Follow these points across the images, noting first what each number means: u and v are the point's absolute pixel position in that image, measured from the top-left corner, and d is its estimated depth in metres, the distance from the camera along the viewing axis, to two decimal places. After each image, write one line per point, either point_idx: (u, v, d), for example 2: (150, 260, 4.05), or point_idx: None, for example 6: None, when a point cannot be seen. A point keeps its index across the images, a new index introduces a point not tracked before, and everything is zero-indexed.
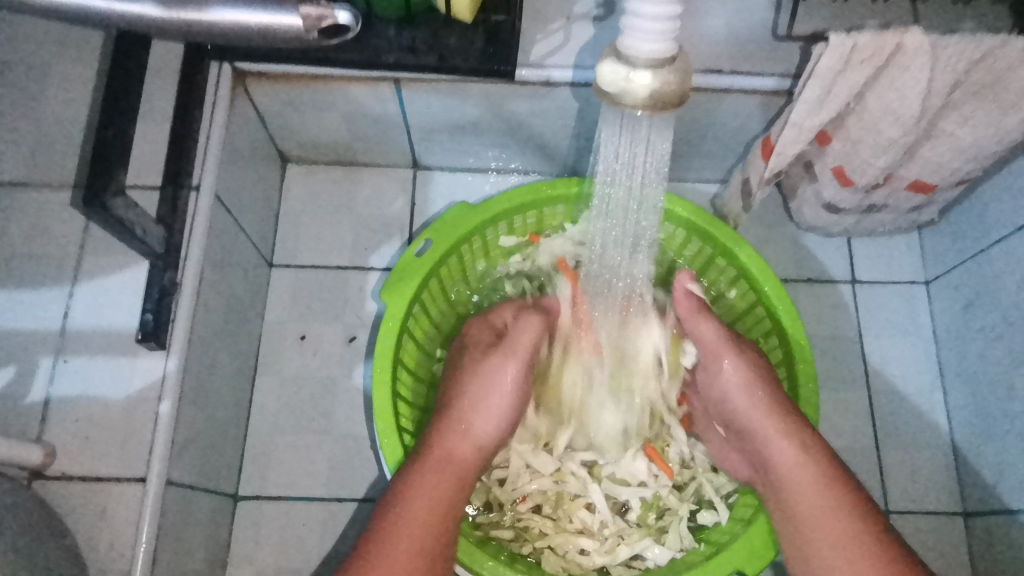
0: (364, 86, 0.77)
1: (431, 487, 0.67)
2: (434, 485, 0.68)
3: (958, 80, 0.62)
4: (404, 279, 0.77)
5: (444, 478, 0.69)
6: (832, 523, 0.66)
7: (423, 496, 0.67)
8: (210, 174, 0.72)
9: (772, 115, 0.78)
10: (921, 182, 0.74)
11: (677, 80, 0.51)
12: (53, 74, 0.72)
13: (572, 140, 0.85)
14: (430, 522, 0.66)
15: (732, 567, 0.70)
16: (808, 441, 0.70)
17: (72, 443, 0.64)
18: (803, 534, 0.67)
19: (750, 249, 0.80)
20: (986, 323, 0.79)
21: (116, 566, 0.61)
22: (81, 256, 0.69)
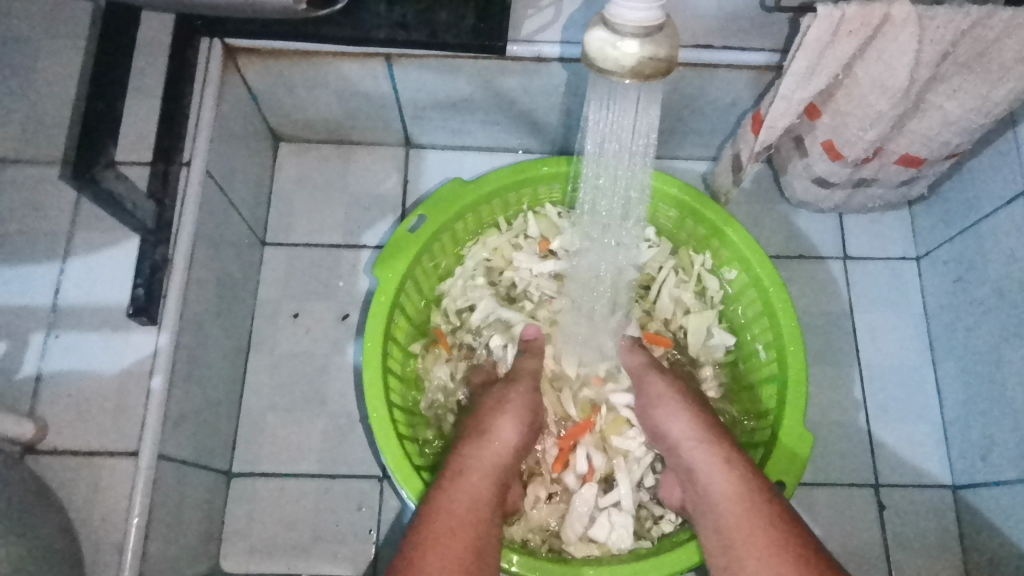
0: (355, 63, 0.77)
1: (459, 490, 0.67)
2: (467, 483, 0.68)
3: (945, 52, 0.62)
4: (396, 254, 0.78)
5: (472, 483, 0.68)
6: (750, 533, 0.64)
7: (453, 506, 0.65)
8: (201, 150, 0.72)
9: (762, 91, 0.78)
10: (911, 156, 0.74)
11: (664, 47, 0.51)
12: (42, 49, 0.72)
13: (563, 117, 0.85)
14: (474, 510, 0.66)
15: None
16: (734, 467, 0.69)
17: (64, 417, 0.64)
18: (728, 548, 0.65)
19: (740, 228, 0.80)
20: (976, 298, 0.79)
21: (108, 539, 0.62)
22: (73, 232, 0.69)
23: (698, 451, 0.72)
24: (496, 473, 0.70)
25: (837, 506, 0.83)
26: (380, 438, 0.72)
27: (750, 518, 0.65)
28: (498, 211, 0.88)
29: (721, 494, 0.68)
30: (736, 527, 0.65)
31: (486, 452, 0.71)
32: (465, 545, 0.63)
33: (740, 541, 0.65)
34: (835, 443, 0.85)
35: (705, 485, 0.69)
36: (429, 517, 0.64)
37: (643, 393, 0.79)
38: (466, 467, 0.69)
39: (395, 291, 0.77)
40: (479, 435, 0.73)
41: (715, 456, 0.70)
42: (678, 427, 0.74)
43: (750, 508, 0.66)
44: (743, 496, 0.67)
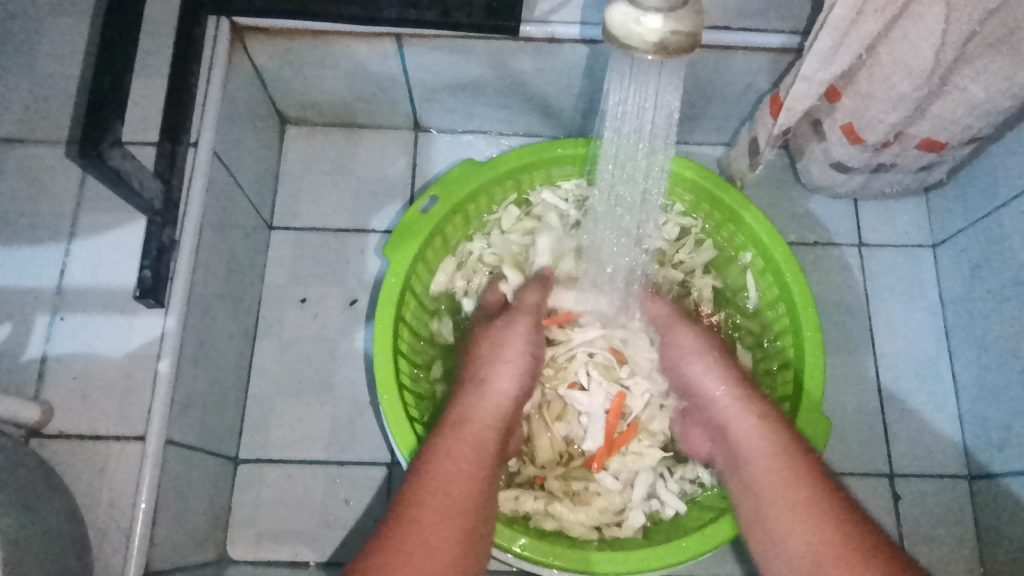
0: (364, 42, 0.76)
1: (458, 446, 0.65)
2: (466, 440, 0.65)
3: (972, 32, 0.59)
4: (409, 234, 0.76)
5: (470, 439, 0.66)
6: (791, 512, 0.61)
7: (443, 470, 0.62)
8: (208, 129, 0.71)
9: (781, 74, 0.76)
10: (931, 141, 0.73)
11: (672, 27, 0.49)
12: (47, 28, 0.71)
13: (577, 100, 0.84)
14: (457, 490, 0.61)
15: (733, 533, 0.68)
16: (772, 419, 0.68)
17: (69, 400, 0.63)
18: (771, 527, 0.62)
19: (755, 211, 0.79)
20: (994, 285, 0.78)
21: (116, 524, 0.61)
22: (78, 213, 0.68)
23: (733, 409, 0.70)
24: (495, 425, 0.69)
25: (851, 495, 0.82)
26: (389, 417, 0.71)
27: (779, 471, 0.64)
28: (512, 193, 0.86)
29: (756, 446, 0.67)
30: (771, 482, 0.64)
31: (487, 405, 0.70)
32: (455, 508, 0.60)
33: (776, 499, 0.63)
34: (848, 432, 0.84)
35: (740, 440, 0.68)
36: (422, 490, 0.60)
37: (676, 347, 0.79)
38: (466, 418, 0.68)
39: (407, 273, 0.76)
40: (478, 385, 0.72)
41: (752, 412, 0.69)
42: (714, 382, 0.73)
43: (773, 439, 0.66)
44: (788, 458, 0.64)
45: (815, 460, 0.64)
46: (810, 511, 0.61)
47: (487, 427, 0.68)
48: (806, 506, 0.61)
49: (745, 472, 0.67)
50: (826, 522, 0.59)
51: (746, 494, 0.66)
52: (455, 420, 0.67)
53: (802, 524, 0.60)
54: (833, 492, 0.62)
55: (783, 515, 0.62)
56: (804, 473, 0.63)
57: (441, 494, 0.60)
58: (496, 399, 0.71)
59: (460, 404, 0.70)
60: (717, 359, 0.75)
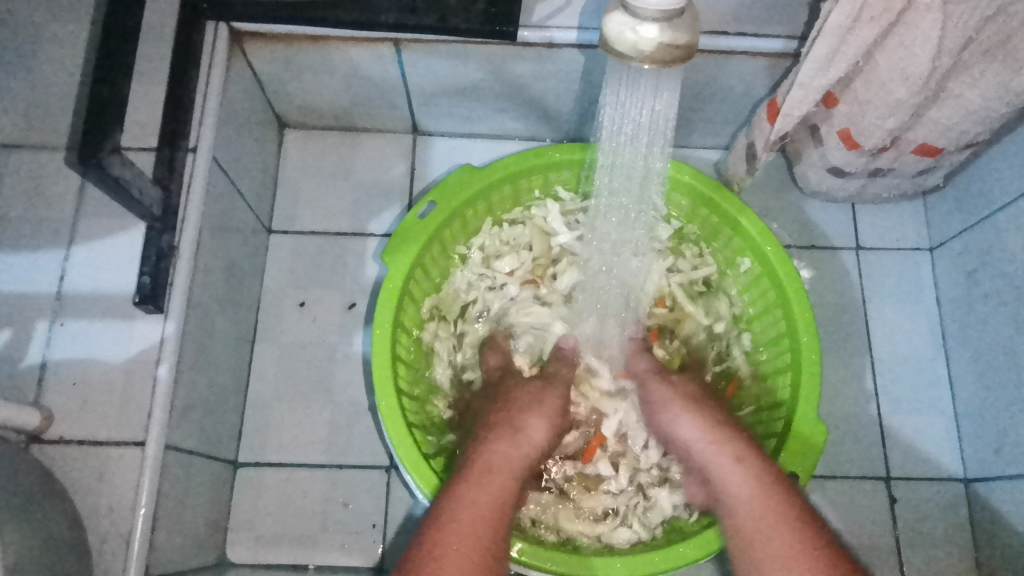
0: (363, 47, 0.76)
1: (481, 490, 0.66)
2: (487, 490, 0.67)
3: (968, 39, 0.60)
4: (409, 238, 0.77)
5: (493, 485, 0.67)
6: (773, 542, 0.64)
7: (468, 507, 0.65)
8: (207, 135, 0.71)
9: (777, 79, 0.77)
10: (927, 146, 0.73)
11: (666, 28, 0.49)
12: (46, 33, 0.71)
13: (574, 104, 0.84)
14: (482, 527, 0.64)
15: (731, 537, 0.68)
16: (750, 462, 0.69)
17: (69, 406, 0.63)
18: (755, 560, 0.65)
19: (752, 214, 0.79)
20: (990, 289, 0.78)
21: (115, 530, 0.61)
22: (77, 218, 0.68)
23: (707, 450, 0.72)
24: (519, 472, 0.70)
25: (848, 499, 0.82)
26: (387, 419, 0.71)
27: (775, 516, 0.65)
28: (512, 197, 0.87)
29: (747, 496, 0.67)
30: (763, 531, 0.65)
31: (517, 449, 0.72)
32: (479, 545, 0.62)
33: (759, 537, 0.65)
34: (845, 435, 0.84)
35: (725, 487, 0.69)
36: (439, 527, 0.63)
37: (649, 391, 0.79)
38: (488, 460, 0.70)
39: (406, 277, 0.76)
40: (511, 429, 0.73)
41: (727, 454, 0.71)
42: (689, 430, 0.74)
43: (747, 474, 0.68)
44: (763, 491, 0.67)
45: (790, 488, 0.67)
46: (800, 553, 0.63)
47: (512, 471, 0.70)
48: (807, 549, 0.63)
49: (733, 525, 0.67)
50: (812, 567, 0.62)
51: (731, 533, 0.67)
52: (482, 463, 0.69)
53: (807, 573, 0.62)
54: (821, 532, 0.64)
55: (781, 562, 0.63)
56: (781, 508, 0.65)
57: (468, 532, 0.63)
58: (527, 446, 0.72)
59: (488, 446, 0.71)
60: (692, 407, 0.76)
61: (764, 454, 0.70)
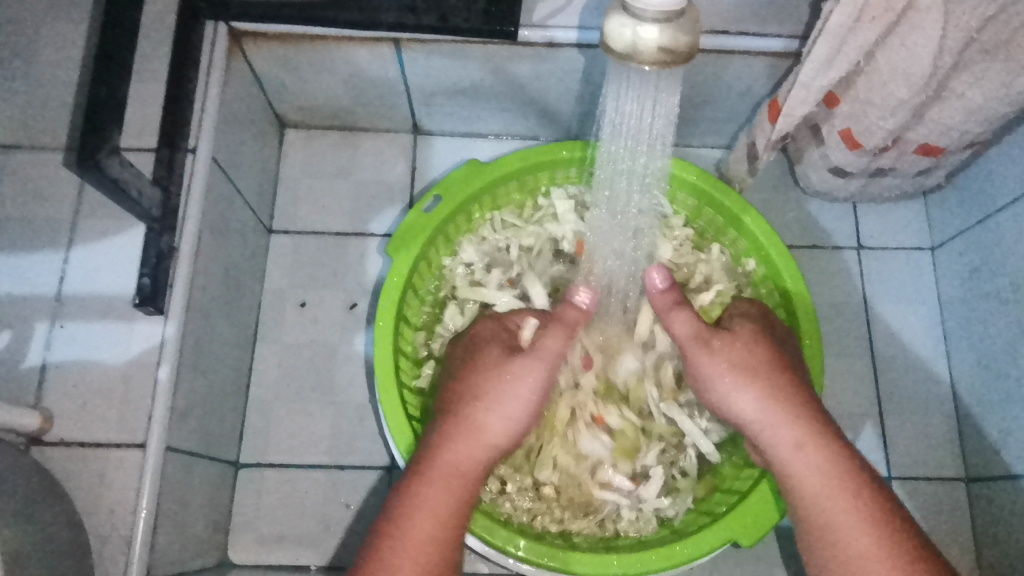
0: (363, 47, 0.76)
1: (435, 494, 0.62)
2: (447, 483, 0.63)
3: (970, 38, 0.59)
4: (412, 234, 0.77)
5: (454, 482, 0.63)
6: (853, 538, 0.60)
7: (425, 513, 0.61)
8: (207, 135, 0.71)
9: (779, 78, 0.76)
10: (929, 146, 0.73)
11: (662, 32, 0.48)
12: (45, 34, 0.71)
13: (575, 104, 0.84)
14: (432, 534, 0.60)
15: (725, 536, 0.69)
16: (813, 441, 0.64)
17: (69, 408, 0.63)
18: (830, 555, 0.61)
19: (756, 214, 0.79)
20: (992, 289, 0.78)
21: (115, 532, 0.61)
22: (76, 220, 0.68)
23: (764, 431, 0.66)
24: (478, 470, 0.65)
25: None
26: (387, 412, 0.71)
27: (841, 495, 0.62)
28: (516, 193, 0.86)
29: (812, 477, 0.63)
30: (833, 512, 0.61)
31: (469, 444, 0.65)
32: (432, 555, 0.60)
33: (834, 530, 0.61)
34: (846, 435, 0.84)
35: (784, 464, 0.64)
36: (391, 535, 0.60)
37: (703, 366, 0.70)
38: (440, 458, 0.64)
39: (409, 272, 0.76)
40: (462, 420, 0.66)
41: (789, 435, 0.65)
42: (745, 402, 0.67)
43: (816, 458, 0.63)
44: (837, 480, 0.62)
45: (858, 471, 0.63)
46: (871, 539, 0.59)
47: (468, 469, 0.64)
48: (874, 534, 0.59)
49: (798, 505, 0.63)
50: (882, 556, 0.59)
51: (802, 523, 0.63)
52: (432, 461, 0.64)
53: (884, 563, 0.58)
54: (894, 514, 0.61)
55: (852, 550, 0.60)
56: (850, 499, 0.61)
57: (419, 543, 0.60)
58: (482, 436, 0.66)
59: (435, 442, 0.65)
60: (765, 386, 0.67)
61: (829, 429, 0.65)
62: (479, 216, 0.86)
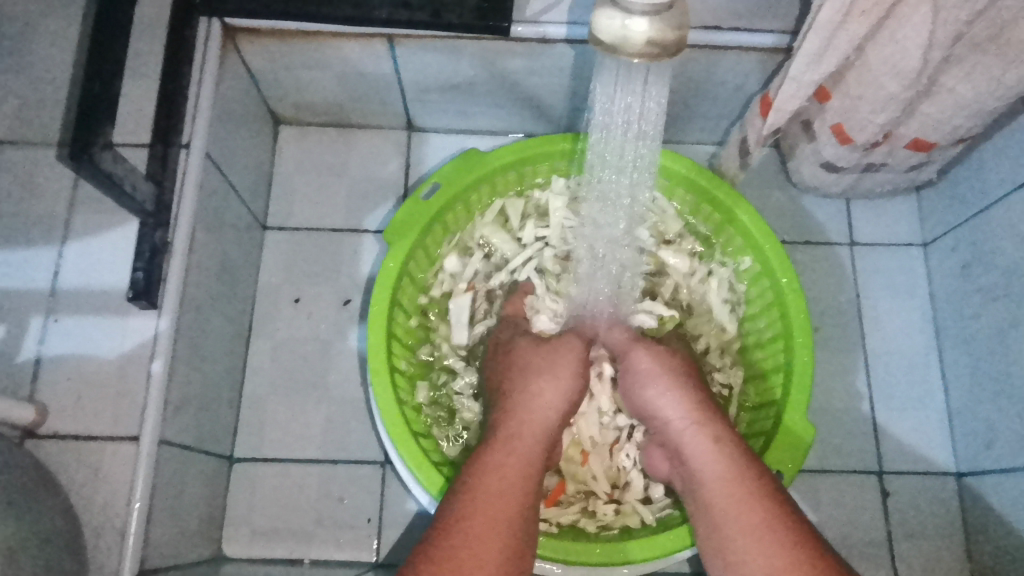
0: (357, 43, 0.76)
1: (508, 459, 0.64)
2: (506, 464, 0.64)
3: (959, 32, 0.60)
4: (407, 223, 0.77)
5: (521, 449, 0.66)
6: (745, 528, 0.59)
7: (502, 471, 0.63)
8: (200, 131, 0.71)
9: (771, 74, 0.77)
10: (920, 141, 0.73)
11: (639, 39, 0.49)
12: (40, 31, 0.71)
13: (568, 99, 0.84)
14: (512, 492, 0.61)
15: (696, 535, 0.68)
16: (719, 437, 0.66)
17: (63, 401, 0.64)
18: (726, 549, 0.60)
19: (751, 211, 0.79)
20: (984, 284, 0.79)
21: (110, 524, 0.61)
22: (71, 214, 0.68)
23: (684, 434, 0.68)
24: (542, 440, 0.68)
25: (841, 493, 0.82)
26: (378, 398, 0.72)
27: (729, 481, 0.62)
28: (514, 183, 0.87)
29: (711, 469, 0.64)
30: (724, 499, 0.62)
31: (533, 416, 0.69)
32: (512, 509, 0.60)
33: (730, 524, 0.60)
34: (839, 429, 0.84)
35: (692, 457, 0.66)
36: (472, 492, 0.61)
37: (630, 371, 0.75)
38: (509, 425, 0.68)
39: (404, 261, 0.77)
40: (524, 399, 0.70)
41: (703, 436, 0.66)
42: (667, 405, 0.70)
43: (721, 455, 0.64)
44: (736, 477, 0.62)
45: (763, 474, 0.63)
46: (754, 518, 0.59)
47: (534, 441, 0.67)
48: (760, 517, 0.59)
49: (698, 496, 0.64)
50: (763, 535, 0.58)
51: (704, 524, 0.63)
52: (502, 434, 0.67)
53: (765, 545, 0.58)
54: (783, 501, 0.60)
55: (736, 532, 0.60)
56: (750, 493, 0.61)
57: (497, 498, 0.61)
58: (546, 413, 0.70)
59: (507, 417, 0.69)
60: (679, 383, 0.71)
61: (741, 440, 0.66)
62: (478, 203, 0.86)
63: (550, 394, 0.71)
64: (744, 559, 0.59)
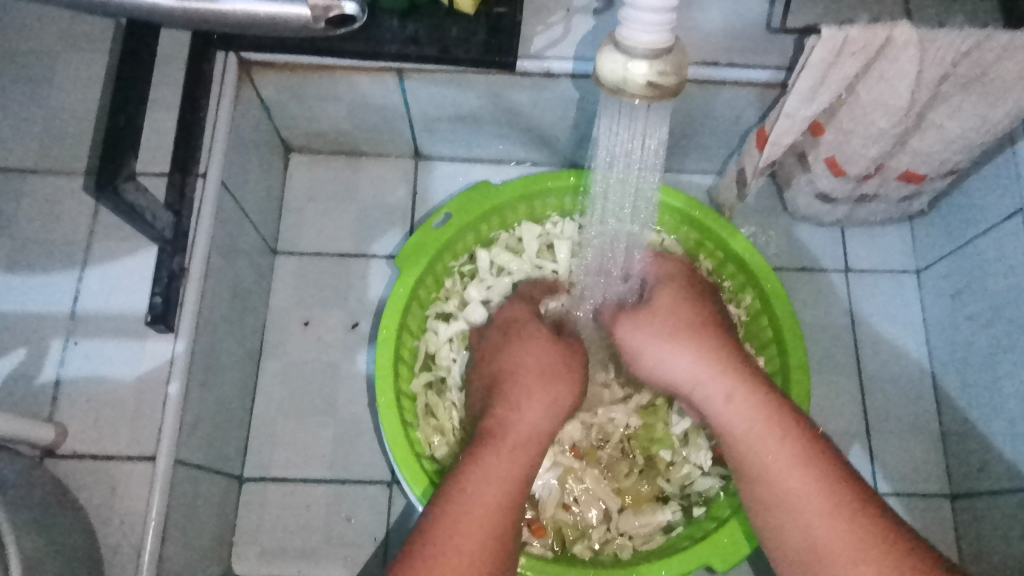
0: (367, 77, 0.79)
1: (495, 454, 0.66)
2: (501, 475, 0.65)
3: (945, 72, 0.64)
4: (419, 251, 0.80)
5: (508, 441, 0.68)
6: (805, 491, 0.61)
7: (489, 465, 0.65)
8: (216, 160, 0.74)
9: (767, 107, 0.79)
10: (911, 173, 0.76)
11: (639, 80, 0.51)
12: (64, 65, 0.74)
13: (571, 131, 0.87)
14: (500, 487, 0.64)
15: (700, 560, 0.71)
16: (742, 391, 0.68)
17: (81, 421, 0.66)
18: (777, 503, 0.62)
19: (755, 252, 0.82)
20: (974, 311, 0.81)
21: (127, 541, 0.63)
22: (91, 241, 0.70)
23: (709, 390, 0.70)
24: (534, 429, 0.70)
25: None
26: (384, 421, 0.74)
27: (789, 456, 0.63)
28: (524, 215, 0.90)
29: (755, 428, 0.66)
30: (774, 459, 0.64)
31: (529, 402, 0.72)
32: (493, 507, 0.63)
33: (778, 483, 0.63)
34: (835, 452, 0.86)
35: (721, 419, 0.68)
36: (457, 488, 0.63)
37: (645, 328, 0.76)
38: (506, 414, 0.71)
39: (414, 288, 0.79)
40: (516, 385, 0.73)
41: (720, 388, 0.69)
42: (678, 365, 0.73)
43: (751, 408, 0.66)
44: (773, 430, 0.65)
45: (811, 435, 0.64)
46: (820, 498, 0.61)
47: (523, 428, 0.70)
48: (820, 479, 0.61)
49: (738, 453, 0.66)
50: (832, 498, 0.60)
51: (750, 483, 0.65)
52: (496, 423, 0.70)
53: (823, 515, 0.60)
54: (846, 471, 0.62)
55: (790, 507, 0.62)
56: (801, 457, 0.63)
57: (488, 493, 0.63)
58: (538, 401, 0.72)
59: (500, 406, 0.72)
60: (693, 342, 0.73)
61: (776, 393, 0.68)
62: (493, 231, 0.89)
63: (534, 398, 0.72)
64: (806, 528, 0.60)
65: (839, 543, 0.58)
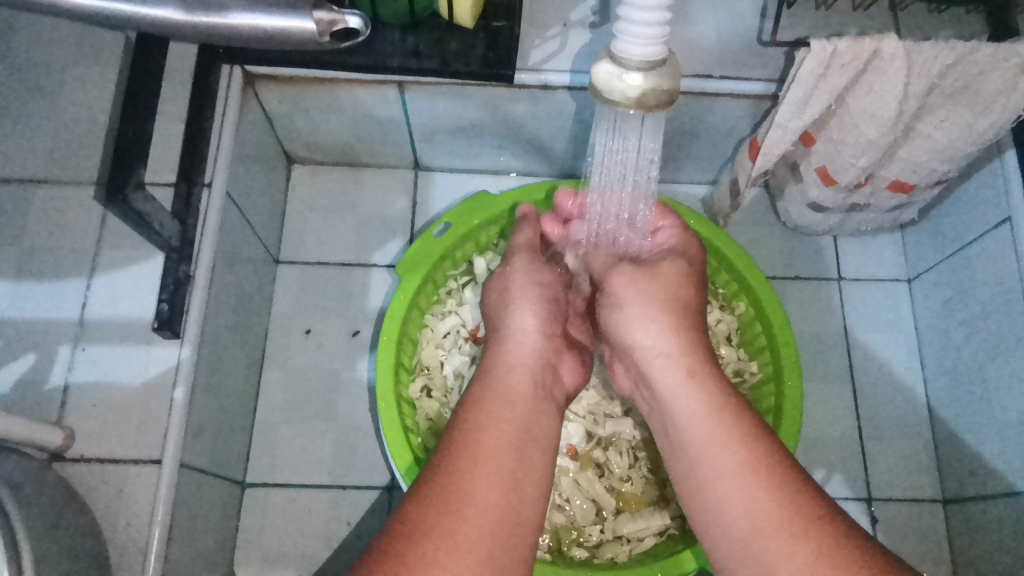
0: (369, 89, 0.81)
1: (492, 391, 0.64)
2: (514, 410, 0.63)
3: (932, 84, 0.66)
4: (421, 257, 0.82)
5: (505, 377, 0.66)
6: (728, 458, 0.60)
7: (491, 401, 0.63)
8: (221, 171, 0.75)
9: (759, 119, 0.81)
10: (901, 182, 0.78)
11: (634, 92, 0.53)
12: (73, 78, 0.76)
13: (567, 141, 0.89)
14: (505, 420, 0.62)
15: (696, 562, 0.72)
16: (695, 371, 0.66)
17: (88, 425, 0.67)
18: (700, 475, 0.61)
19: (749, 260, 0.84)
20: (965, 318, 0.82)
21: (133, 543, 0.64)
22: (99, 249, 0.72)
23: (661, 363, 0.69)
24: (529, 365, 0.68)
25: None
26: (385, 424, 0.75)
27: (717, 423, 0.62)
28: (522, 224, 0.92)
29: (696, 402, 0.64)
30: (707, 434, 0.62)
31: (518, 343, 0.71)
32: (504, 441, 0.60)
33: (710, 454, 0.61)
34: (828, 457, 0.88)
35: (669, 397, 0.67)
36: (465, 428, 0.61)
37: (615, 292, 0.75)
38: (500, 356, 0.69)
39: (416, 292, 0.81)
40: (507, 329, 0.72)
41: (673, 369, 0.67)
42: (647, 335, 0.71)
43: (697, 385, 0.65)
44: (714, 407, 0.63)
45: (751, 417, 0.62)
46: (763, 486, 0.58)
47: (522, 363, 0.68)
48: (752, 448, 0.60)
49: (678, 425, 0.65)
50: (764, 475, 0.58)
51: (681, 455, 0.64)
52: (489, 365, 0.68)
53: (757, 494, 0.57)
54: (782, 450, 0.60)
55: (726, 488, 0.59)
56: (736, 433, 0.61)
57: (495, 428, 0.61)
58: (529, 341, 0.71)
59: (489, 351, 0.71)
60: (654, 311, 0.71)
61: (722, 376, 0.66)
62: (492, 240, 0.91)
63: (522, 336, 0.71)
64: (722, 503, 0.59)
65: (759, 520, 0.56)
